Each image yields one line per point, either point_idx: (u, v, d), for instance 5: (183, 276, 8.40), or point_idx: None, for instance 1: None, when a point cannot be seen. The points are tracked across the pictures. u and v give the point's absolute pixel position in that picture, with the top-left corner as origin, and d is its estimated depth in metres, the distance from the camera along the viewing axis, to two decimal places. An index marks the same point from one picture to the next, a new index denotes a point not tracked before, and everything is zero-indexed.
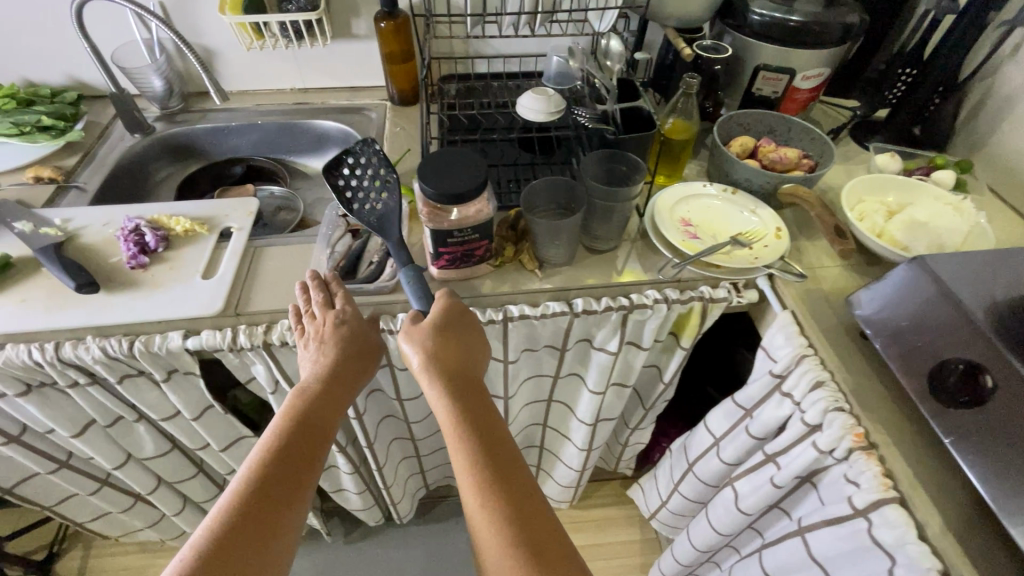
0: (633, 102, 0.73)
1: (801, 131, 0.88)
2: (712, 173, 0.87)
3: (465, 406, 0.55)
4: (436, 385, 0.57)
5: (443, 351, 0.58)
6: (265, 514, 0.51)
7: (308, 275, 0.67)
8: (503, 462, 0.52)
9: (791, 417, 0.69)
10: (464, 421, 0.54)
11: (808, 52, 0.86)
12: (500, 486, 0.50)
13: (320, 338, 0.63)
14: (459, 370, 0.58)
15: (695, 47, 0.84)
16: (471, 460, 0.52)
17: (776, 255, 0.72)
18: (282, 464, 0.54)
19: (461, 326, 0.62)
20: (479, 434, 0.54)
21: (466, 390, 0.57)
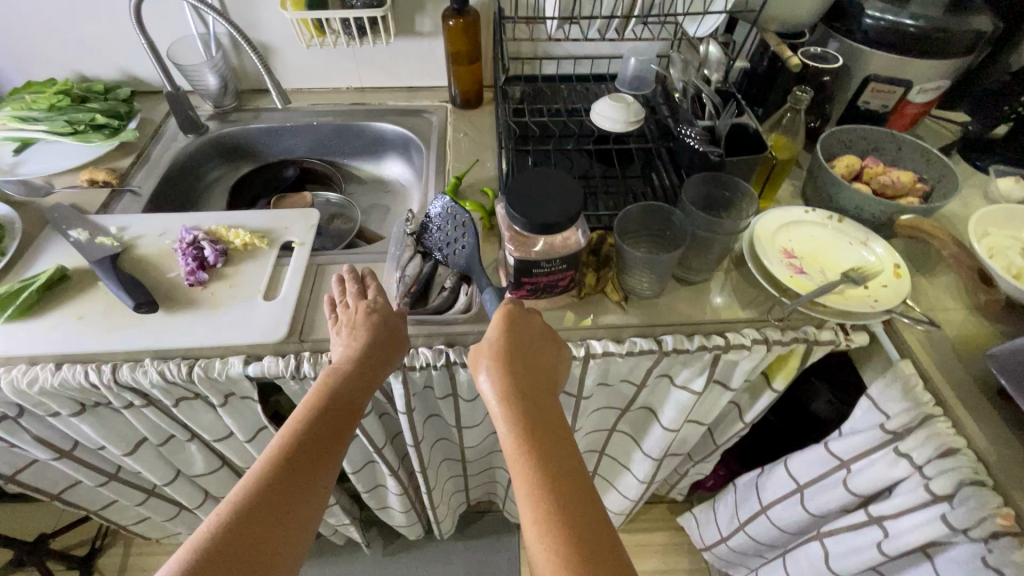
0: (738, 118, 0.66)
1: (913, 150, 0.78)
2: (811, 196, 0.79)
3: (531, 426, 0.48)
4: (501, 400, 0.50)
5: (511, 363, 0.52)
6: (271, 516, 0.47)
7: (347, 269, 0.64)
8: (570, 495, 0.45)
9: (909, 481, 0.62)
10: (530, 445, 0.47)
11: (930, 62, 0.76)
12: (564, 527, 0.43)
13: (351, 326, 0.59)
14: (530, 385, 0.51)
15: (801, 55, 0.76)
16: (535, 493, 0.44)
17: (899, 297, 0.63)
18: (297, 463, 0.51)
19: (532, 336, 0.55)
20: (545, 460, 0.46)
21: (536, 408, 0.50)
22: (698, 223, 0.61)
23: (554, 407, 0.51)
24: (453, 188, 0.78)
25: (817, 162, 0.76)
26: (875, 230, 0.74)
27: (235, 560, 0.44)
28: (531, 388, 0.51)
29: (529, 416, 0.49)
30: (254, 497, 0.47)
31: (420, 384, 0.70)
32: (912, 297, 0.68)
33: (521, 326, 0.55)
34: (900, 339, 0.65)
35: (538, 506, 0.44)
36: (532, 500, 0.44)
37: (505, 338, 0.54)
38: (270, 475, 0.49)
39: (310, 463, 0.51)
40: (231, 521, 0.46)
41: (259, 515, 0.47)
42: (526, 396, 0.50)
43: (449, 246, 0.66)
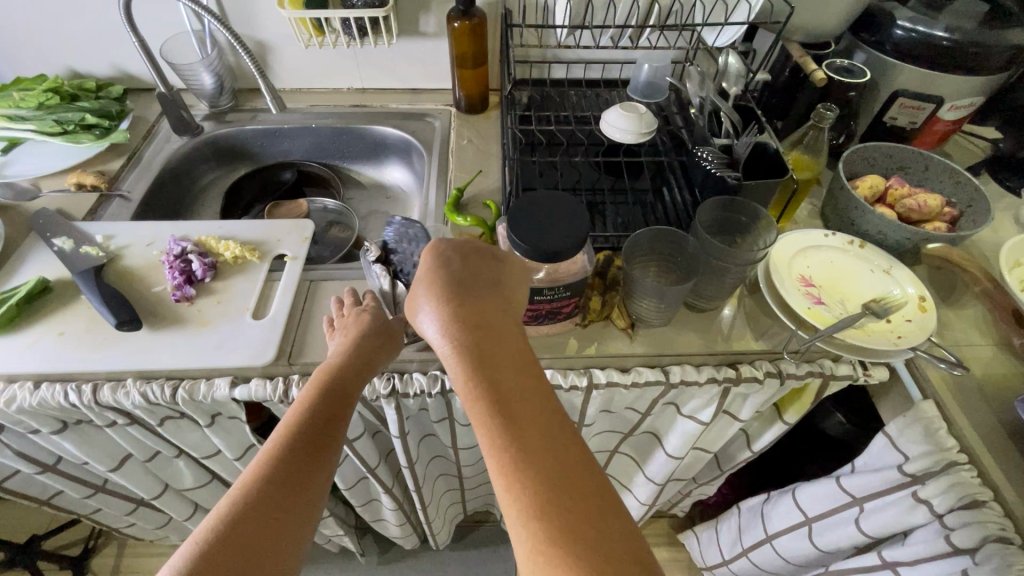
0: (758, 137, 0.62)
1: (942, 171, 0.74)
2: (831, 218, 0.75)
3: (489, 362, 0.42)
4: (446, 339, 0.44)
5: (456, 301, 0.46)
6: (265, 510, 0.44)
7: (343, 293, 0.62)
8: (546, 440, 0.39)
9: (926, 527, 0.59)
10: (483, 386, 0.40)
11: (964, 80, 0.71)
12: (538, 471, 0.37)
13: (344, 328, 0.58)
14: (487, 315, 0.45)
15: (826, 69, 0.72)
16: (498, 439, 0.38)
17: (924, 334, 0.59)
18: (289, 454, 0.48)
19: (479, 265, 0.49)
20: (512, 403, 0.40)
21: (492, 345, 0.43)
22: (713, 251, 0.58)
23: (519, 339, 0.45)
24: (454, 202, 0.75)
25: (838, 180, 0.72)
26: (899, 257, 0.70)
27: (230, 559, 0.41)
28: (485, 322, 0.45)
29: (486, 355, 0.42)
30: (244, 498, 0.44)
31: (414, 409, 0.68)
32: (936, 332, 0.64)
33: (455, 259, 0.49)
34: (923, 378, 0.61)
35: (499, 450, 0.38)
36: (491, 442, 0.38)
37: (445, 276, 0.47)
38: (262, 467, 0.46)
39: (303, 449, 0.48)
40: (226, 517, 0.43)
41: (254, 516, 0.43)
42: (484, 334, 0.43)
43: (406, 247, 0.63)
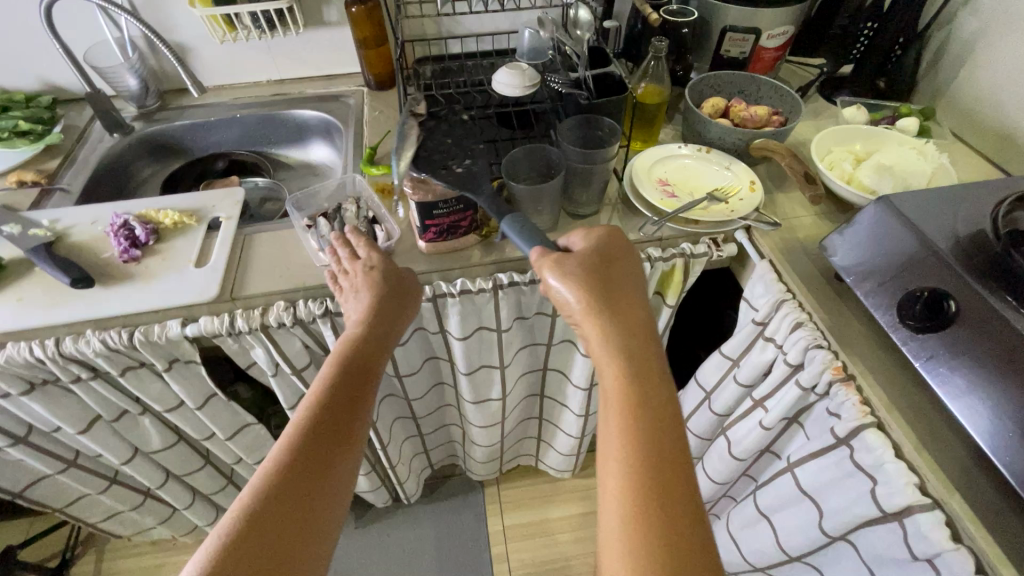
0: (605, 67, 0.77)
1: (770, 89, 0.90)
2: (687, 137, 0.89)
3: (627, 355, 0.54)
4: (597, 328, 0.56)
5: (600, 305, 0.57)
6: (311, 484, 0.49)
7: (335, 240, 0.68)
8: (658, 438, 0.48)
9: (776, 361, 0.71)
10: (621, 381, 0.52)
11: (772, 11, 0.88)
12: (648, 472, 0.46)
13: (355, 288, 0.65)
14: (623, 318, 0.56)
15: (662, 13, 0.86)
16: (625, 427, 0.49)
17: (751, 207, 0.75)
18: (335, 434, 0.53)
19: (616, 276, 0.60)
20: (638, 396, 0.51)
21: (606, 343, 0.55)
22: (573, 157, 0.71)
23: (638, 336, 0.56)
24: (368, 158, 0.86)
25: (687, 105, 0.87)
26: (741, 158, 0.85)
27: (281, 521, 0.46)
28: (625, 325, 0.56)
29: (623, 349, 0.54)
30: (293, 464, 0.49)
31: None
32: (771, 209, 0.79)
33: (602, 266, 0.60)
34: (759, 243, 0.75)
35: (623, 457, 0.47)
36: (617, 444, 0.48)
37: (595, 278, 0.58)
38: (309, 441, 0.51)
39: (337, 428, 0.53)
40: (277, 481, 0.48)
41: (300, 487, 0.48)
42: (615, 333, 0.55)
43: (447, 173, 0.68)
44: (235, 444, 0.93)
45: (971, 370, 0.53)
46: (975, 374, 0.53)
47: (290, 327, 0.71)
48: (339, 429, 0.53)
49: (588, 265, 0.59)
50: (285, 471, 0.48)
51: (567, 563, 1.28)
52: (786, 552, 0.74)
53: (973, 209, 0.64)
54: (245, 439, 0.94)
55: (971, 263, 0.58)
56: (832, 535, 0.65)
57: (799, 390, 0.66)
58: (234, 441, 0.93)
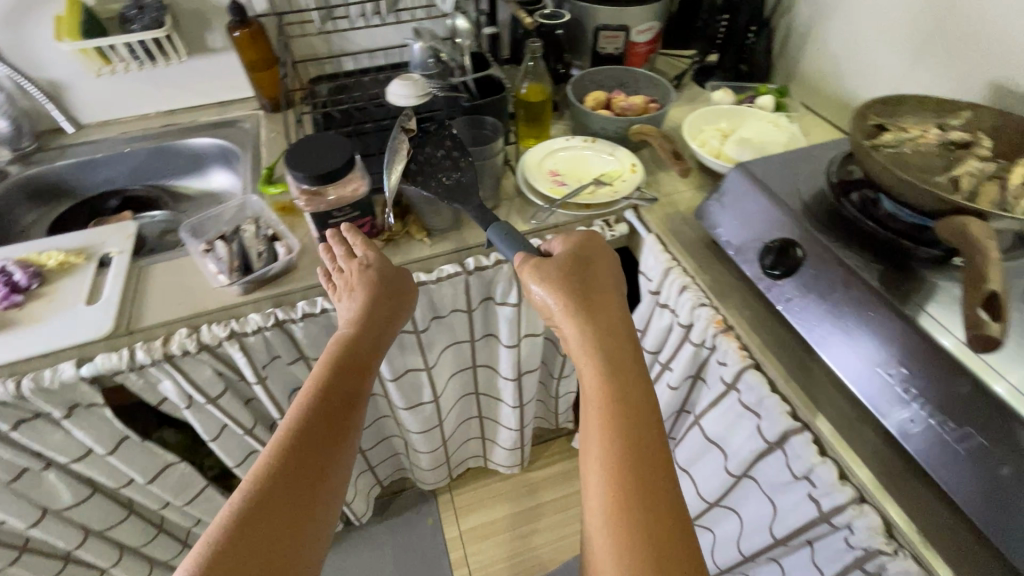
0: (484, 72, 0.83)
1: (644, 79, 0.98)
2: (576, 130, 0.95)
3: (610, 353, 0.54)
4: (579, 329, 0.56)
5: (579, 307, 0.58)
6: (290, 500, 0.46)
7: (330, 234, 0.67)
8: (646, 438, 0.48)
9: (672, 324, 0.77)
10: (607, 379, 0.52)
11: (636, 9, 0.96)
12: (637, 469, 0.46)
13: (350, 288, 0.64)
14: (604, 318, 0.57)
15: (536, 17, 0.93)
16: (614, 427, 0.48)
17: (633, 187, 0.81)
18: (318, 451, 0.50)
19: (594, 278, 0.61)
20: (626, 394, 0.51)
21: (586, 349, 0.55)
22: (460, 156, 0.74)
23: (616, 340, 0.56)
24: (266, 178, 0.86)
25: (570, 100, 0.94)
26: (624, 145, 0.92)
27: (259, 539, 0.44)
28: (607, 325, 0.57)
29: (606, 349, 0.55)
30: (275, 479, 0.47)
31: (263, 352, 0.76)
32: (654, 188, 0.86)
33: (580, 269, 0.61)
34: (646, 220, 0.82)
35: (613, 458, 0.46)
36: (603, 443, 0.48)
37: (575, 282, 0.60)
38: (290, 454, 0.49)
39: (321, 444, 0.51)
40: (256, 497, 0.46)
41: (280, 506, 0.46)
42: (599, 332, 0.56)
43: (446, 172, 0.72)
44: (158, 487, 0.89)
45: (819, 304, 0.61)
46: (823, 308, 0.60)
47: (196, 353, 0.70)
48: (324, 444, 0.51)
49: (567, 270, 0.61)
50: (265, 485, 0.46)
51: (524, 556, 1.30)
52: (704, 500, 0.80)
53: (814, 168, 0.73)
54: (169, 481, 0.90)
55: (812, 213, 0.66)
56: (737, 475, 0.72)
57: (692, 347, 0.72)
58: (156, 485, 0.89)
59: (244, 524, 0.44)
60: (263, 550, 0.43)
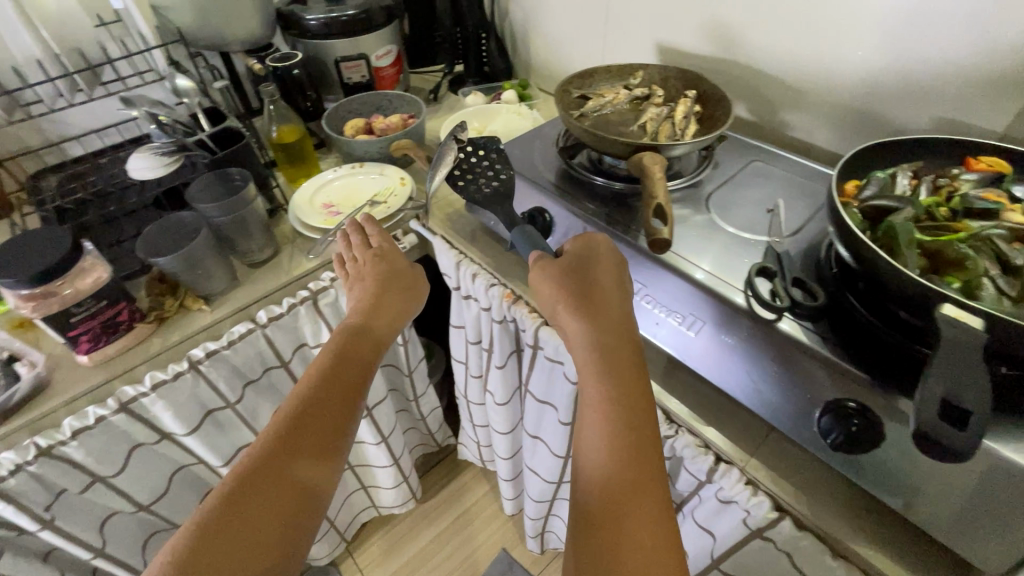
0: (222, 123, 0.80)
1: (397, 99, 1.03)
2: (345, 160, 0.97)
3: (612, 350, 0.49)
4: (586, 322, 0.51)
5: (579, 299, 0.53)
6: (277, 492, 0.43)
7: (348, 223, 0.71)
8: (645, 454, 0.43)
9: (478, 310, 0.84)
10: (607, 381, 0.47)
11: (368, 37, 1.00)
12: (633, 478, 0.42)
13: (359, 277, 0.66)
14: (609, 310, 0.52)
15: (268, 61, 0.94)
16: (619, 435, 0.44)
17: (404, 199, 0.86)
18: (308, 455, 0.47)
19: (599, 274, 0.55)
20: (632, 402, 0.46)
21: (586, 337, 0.50)
22: (211, 212, 0.71)
23: (607, 308, 0.52)
24: None
25: (329, 133, 0.95)
26: (395, 162, 0.96)
27: (237, 520, 0.41)
28: (613, 320, 0.51)
29: (608, 348, 0.49)
30: (266, 462, 0.44)
31: (39, 491, 0.66)
32: (431, 194, 0.91)
33: (588, 265, 0.56)
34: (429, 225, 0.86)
35: (615, 466, 0.42)
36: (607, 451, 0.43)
37: (581, 279, 0.54)
38: (285, 446, 0.46)
39: (312, 450, 0.47)
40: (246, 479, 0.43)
41: (265, 496, 0.43)
42: (603, 324, 0.51)
43: (482, 176, 0.73)
44: None
45: None
46: None
47: None
48: (313, 449, 0.47)
49: (573, 262, 0.56)
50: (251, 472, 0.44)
51: None
52: (560, 457, 0.87)
53: (549, 143, 0.84)
54: None
55: (553, 180, 0.76)
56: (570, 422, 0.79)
57: (497, 323, 0.79)
58: None
59: (232, 496, 0.42)
60: (242, 531, 0.41)
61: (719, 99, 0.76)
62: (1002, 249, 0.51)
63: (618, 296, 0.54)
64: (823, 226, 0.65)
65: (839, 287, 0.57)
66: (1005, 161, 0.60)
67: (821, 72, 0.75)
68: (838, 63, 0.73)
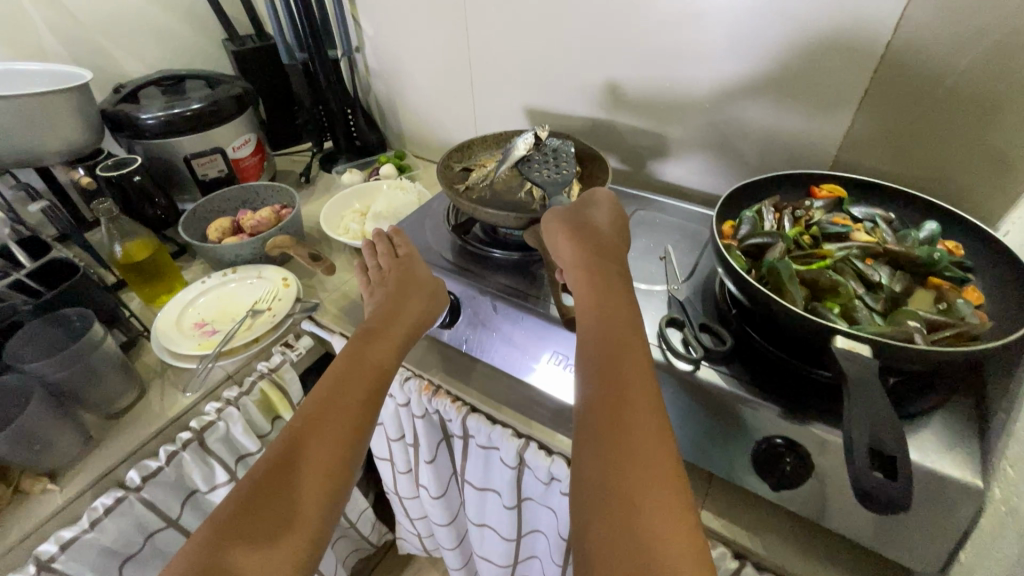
0: (45, 257, 0.67)
1: (264, 189, 0.94)
2: (213, 265, 0.87)
3: (605, 284, 0.52)
4: (576, 263, 0.54)
5: (577, 245, 0.55)
6: (294, 481, 0.42)
7: (374, 234, 0.71)
8: (641, 364, 0.44)
9: (397, 406, 0.78)
10: (604, 309, 0.49)
11: (220, 129, 0.92)
12: (628, 383, 0.42)
13: (380, 282, 0.66)
14: (598, 254, 0.54)
15: (98, 171, 0.82)
16: (612, 349, 0.45)
17: (291, 300, 0.78)
18: (322, 443, 0.45)
19: (592, 225, 0.58)
20: (625, 326, 0.47)
21: (581, 272, 0.53)
22: (37, 370, 0.58)
23: (602, 249, 0.55)
24: None
25: (189, 240, 0.84)
26: (273, 259, 0.88)
27: (258, 508, 0.40)
28: (597, 260, 0.54)
29: (599, 281, 0.52)
30: (285, 448, 0.44)
31: None
32: (320, 288, 0.84)
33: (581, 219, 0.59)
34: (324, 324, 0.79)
35: (607, 375, 0.43)
36: (602, 360, 0.45)
37: (579, 227, 0.57)
38: (303, 433, 0.45)
39: (325, 441, 0.45)
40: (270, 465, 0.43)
41: (282, 484, 0.42)
42: (592, 262, 0.54)
43: (545, 169, 0.76)
44: None
45: (487, 334, 0.68)
46: (491, 334, 0.67)
47: None
48: (326, 439, 0.45)
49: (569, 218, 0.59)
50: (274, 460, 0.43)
51: None
52: (511, 539, 0.81)
53: (439, 218, 0.82)
54: None
55: (450, 259, 0.73)
56: (516, 504, 0.75)
57: (420, 418, 0.73)
58: None
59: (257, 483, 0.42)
60: (265, 517, 0.40)
61: (594, 157, 0.79)
62: (861, 267, 0.58)
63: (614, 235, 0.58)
64: (711, 265, 0.69)
65: (741, 323, 0.59)
66: (840, 187, 0.69)
67: (676, 120, 0.82)
68: (689, 112, 0.80)
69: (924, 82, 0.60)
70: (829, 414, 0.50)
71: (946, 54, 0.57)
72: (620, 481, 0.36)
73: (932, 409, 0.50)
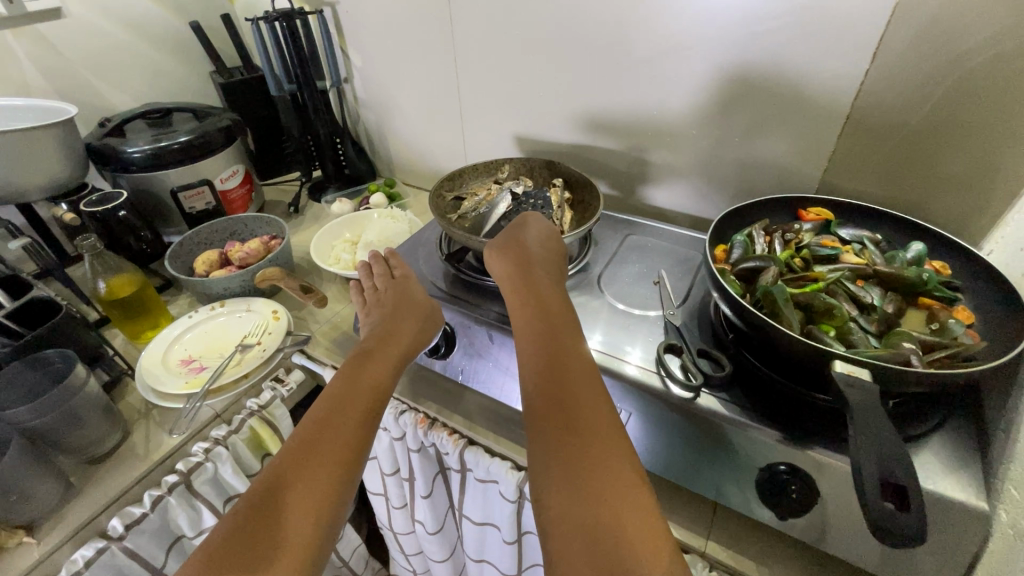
0: (25, 297, 0.65)
1: (253, 220, 0.94)
2: (200, 300, 0.85)
3: (540, 300, 0.56)
4: (509, 282, 0.60)
5: (512, 264, 0.61)
6: (285, 501, 0.41)
7: (370, 256, 0.75)
8: (573, 370, 0.47)
9: (391, 440, 0.76)
10: (538, 323, 0.53)
11: (207, 162, 0.91)
12: (561, 389, 0.45)
13: (376, 301, 0.68)
14: (528, 273, 0.60)
15: (82, 207, 0.80)
16: (543, 358, 0.49)
17: (282, 334, 0.76)
18: (315, 460, 0.44)
19: (526, 246, 0.64)
20: (560, 337, 0.51)
21: (516, 289, 0.59)
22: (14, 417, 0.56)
23: (530, 266, 0.61)
24: None
25: (176, 274, 0.83)
26: (262, 292, 0.86)
27: (249, 534, 0.39)
28: (527, 278, 0.60)
29: (532, 298, 0.57)
30: (278, 471, 0.43)
31: None
32: (311, 320, 0.82)
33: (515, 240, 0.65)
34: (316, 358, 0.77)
35: (541, 382, 0.46)
36: (536, 368, 0.48)
37: (514, 248, 0.64)
38: (297, 452, 0.44)
39: (318, 455, 0.44)
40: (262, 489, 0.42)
41: (273, 507, 0.41)
42: (522, 280, 0.59)
43: None
44: None
45: (483, 364, 0.66)
46: (487, 365, 0.66)
47: None
48: (318, 453, 0.44)
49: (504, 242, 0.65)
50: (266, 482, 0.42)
51: None
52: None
53: (431, 248, 0.81)
54: None
55: (444, 288, 0.72)
56: (516, 539, 0.73)
57: (415, 452, 0.72)
58: None
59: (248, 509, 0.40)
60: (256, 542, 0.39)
61: (584, 185, 0.79)
62: (853, 290, 0.58)
63: (544, 254, 0.64)
64: (705, 290, 0.69)
65: (738, 347, 0.59)
66: (827, 210, 0.70)
67: (663, 148, 0.84)
68: (676, 139, 0.82)
69: (900, 113, 0.63)
70: (833, 439, 0.49)
71: (923, 81, 0.59)
72: (578, 487, 0.38)
73: (933, 432, 0.51)
